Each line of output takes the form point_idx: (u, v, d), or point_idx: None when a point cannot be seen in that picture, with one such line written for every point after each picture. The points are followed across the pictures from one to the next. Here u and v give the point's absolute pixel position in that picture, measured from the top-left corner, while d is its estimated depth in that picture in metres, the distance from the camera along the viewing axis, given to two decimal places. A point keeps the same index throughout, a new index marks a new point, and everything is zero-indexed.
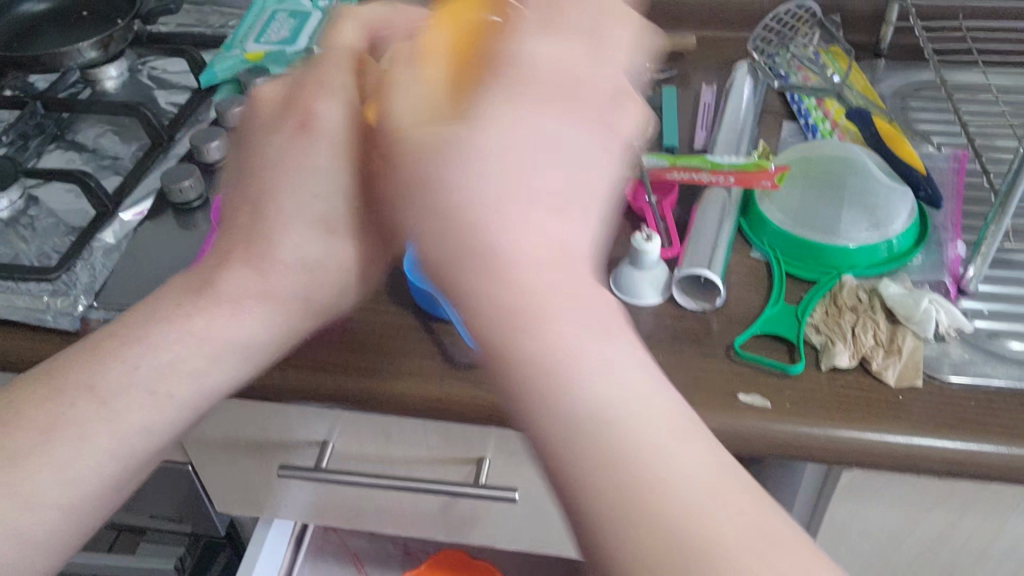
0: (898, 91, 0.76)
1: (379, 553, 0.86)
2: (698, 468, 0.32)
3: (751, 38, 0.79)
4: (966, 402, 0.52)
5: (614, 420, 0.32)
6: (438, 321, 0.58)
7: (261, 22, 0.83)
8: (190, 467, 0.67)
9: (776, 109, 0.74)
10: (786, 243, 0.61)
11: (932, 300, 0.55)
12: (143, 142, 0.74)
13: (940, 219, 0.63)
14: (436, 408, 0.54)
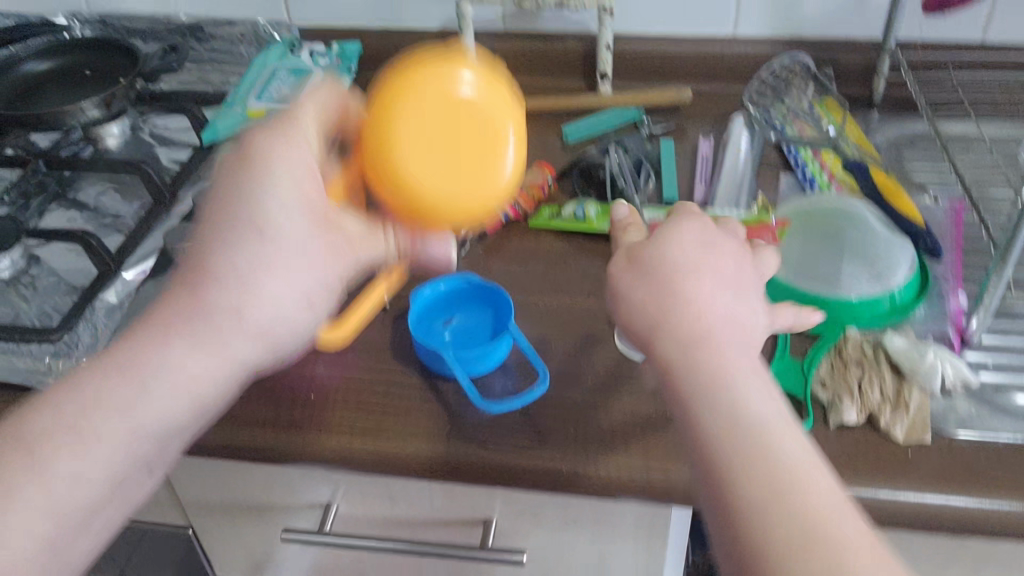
0: (893, 142, 0.77)
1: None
2: None
3: (746, 92, 0.81)
4: (975, 457, 0.52)
5: (792, 487, 0.39)
6: (444, 380, 0.58)
7: (263, 79, 0.84)
8: (192, 529, 0.66)
9: (774, 162, 0.75)
10: (788, 294, 0.60)
11: (937, 353, 0.56)
12: (145, 200, 0.74)
13: (941, 269, 0.63)
14: (441, 470, 0.53)
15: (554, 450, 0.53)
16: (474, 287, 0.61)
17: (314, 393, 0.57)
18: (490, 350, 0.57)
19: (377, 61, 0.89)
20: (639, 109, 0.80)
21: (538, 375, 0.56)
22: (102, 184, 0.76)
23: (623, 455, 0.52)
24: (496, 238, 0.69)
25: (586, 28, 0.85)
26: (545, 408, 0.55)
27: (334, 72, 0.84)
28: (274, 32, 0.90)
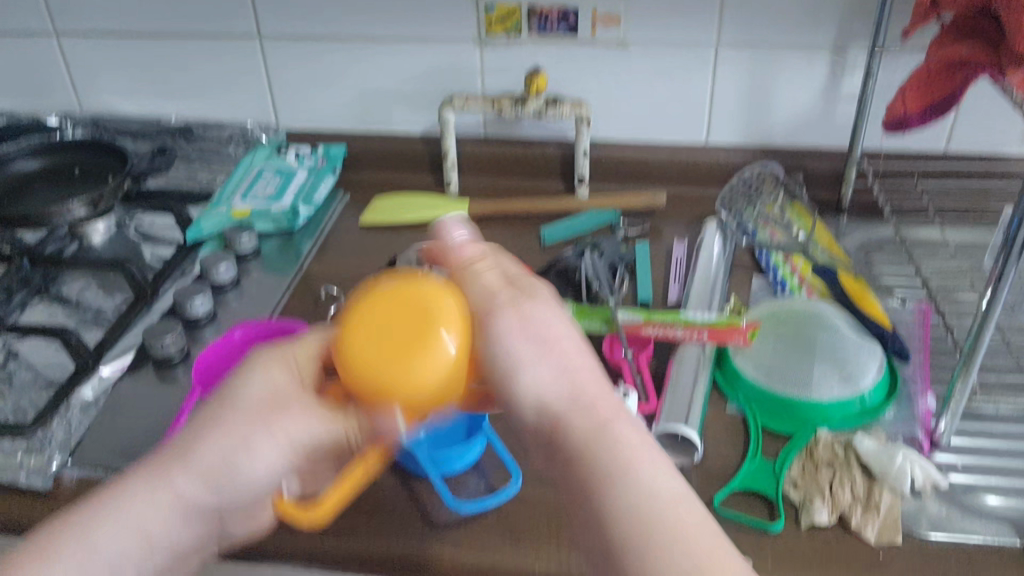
0: (862, 245, 0.80)
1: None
2: None
3: (718, 198, 0.82)
4: (948, 559, 0.52)
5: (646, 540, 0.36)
6: (418, 479, 0.57)
7: (250, 180, 0.86)
8: None
9: (746, 264, 0.77)
10: (759, 396, 0.62)
11: (906, 455, 0.56)
12: (126, 295, 0.75)
13: (909, 371, 0.65)
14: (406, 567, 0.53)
15: (525, 549, 0.53)
16: None
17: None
18: (465, 449, 0.57)
19: (362, 163, 0.92)
20: (615, 212, 0.82)
21: (512, 475, 0.56)
22: (85, 280, 0.77)
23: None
24: None
25: (564, 135, 0.88)
26: (518, 508, 0.55)
27: (318, 174, 0.87)
28: (262, 135, 0.93)
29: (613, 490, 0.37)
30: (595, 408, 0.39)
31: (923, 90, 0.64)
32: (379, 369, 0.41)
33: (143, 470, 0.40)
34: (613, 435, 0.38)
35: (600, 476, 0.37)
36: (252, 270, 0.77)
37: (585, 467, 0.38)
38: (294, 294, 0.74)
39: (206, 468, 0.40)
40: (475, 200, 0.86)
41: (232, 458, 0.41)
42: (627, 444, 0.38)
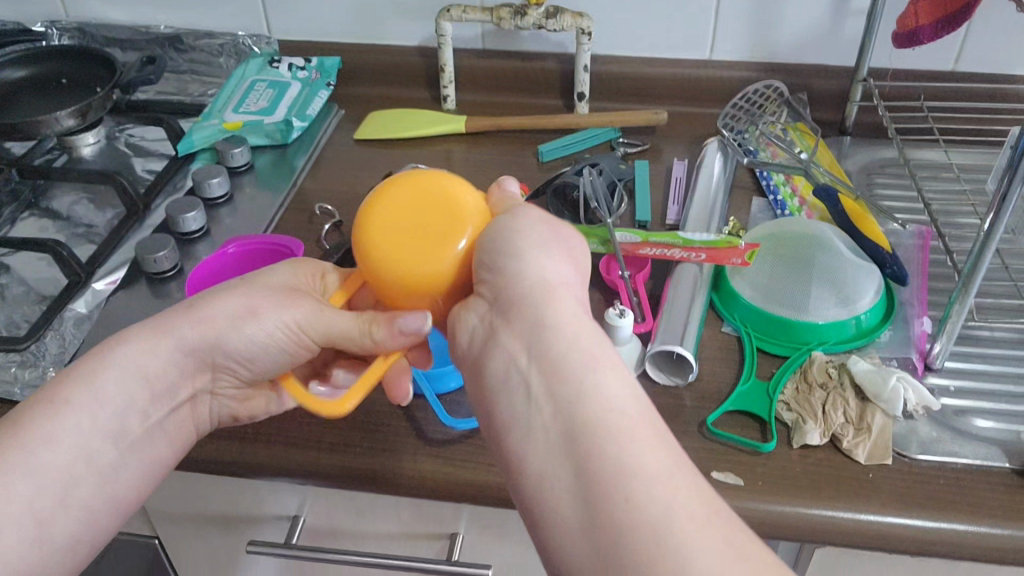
0: (864, 167, 0.78)
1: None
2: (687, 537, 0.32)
3: (720, 116, 0.81)
4: (935, 479, 0.52)
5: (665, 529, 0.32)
6: (413, 396, 0.58)
7: (241, 92, 0.84)
8: (158, 540, 0.66)
9: (746, 184, 0.76)
10: (755, 317, 0.62)
11: (900, 377, 0.56)
12: (118, 209, 0.74)
13: (906, 295, 0.65)
14: (386, 483, 0.54)
15: None
16: None
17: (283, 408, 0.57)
18: (460, 368, 0.57)
19: (356, 76, 0.90)
20: (614, 130, 0.81)
21: None
22: (76, 193, 0.76)
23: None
24: None
25: (564, 49, 0.86)
26: None
27: (312, 87, 0.85)
28: (253, 45, 0.90)
29: (622, 473, 0.33)
30: (617, 404, 0.35)
31: (936, 4, 0.62)
32: (405, 254, 0.42)
33: (153, 321, 0.47)
34: (630, 424, 0.35)
35: (613, 468, 0.34)
36: (245, 185, 0.76)
37: (573, 376, 0.36)
38: (288, 210, 0.73)
39: (209, 323, 0.47)
40: (471, 116, 0.85)
41: (234, 319, 0.47)
42: (641, 428, 0.35)
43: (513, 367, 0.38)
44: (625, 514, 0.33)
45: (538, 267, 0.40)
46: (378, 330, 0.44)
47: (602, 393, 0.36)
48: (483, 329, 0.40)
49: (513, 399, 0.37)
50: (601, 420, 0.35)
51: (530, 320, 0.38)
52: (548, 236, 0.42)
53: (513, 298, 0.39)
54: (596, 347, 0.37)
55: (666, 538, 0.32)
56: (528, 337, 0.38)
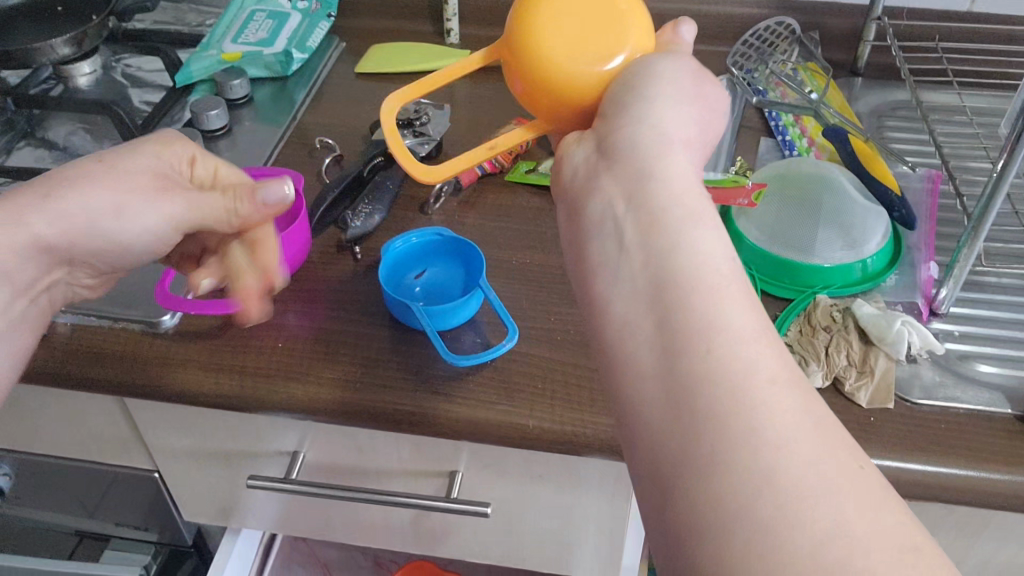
0: (875, 109, 0.77)
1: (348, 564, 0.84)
2: (803, 452, 0.29)
3: (729, 54, 0.78)
4: (937, 424, 0.52)
5: (736, 403, 0.30)
6: (413, 333, 0.57)
7: (240, 22, 0.82)
8: (157, 474, 0.66)
9: (754, 125, 0.74)
10: (760, 258, 0.61)
11: (904, 322, 0.55)
12: (115, 141, 0.73)
13: (913, 239, 0.64)
14: (408, 422, 0.54)
15: (520, 406, 0.53)
16: (446, 240, 0.60)
17: (284, 343, 0.57)
18: (462, 305, 0.56)
19: (357, 9, 0.88)
20: None
21: (508, 330, 0.56)
22: (72, 123, 0.75)
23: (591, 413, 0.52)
24: (471, 192, 0.68)
25: None
26: (513, 363, 0.55)
27: (312, 18, 0.83)
28: None
29: (711, 335, 0.31)
30: (715, 269, 0.33)
31: None
32: (587, 47, 0.43)
33: (10, 200, 0.46)
34: (724, 288, 0.33)
35: (702, 327, 0.32)
36: (244, 118, 0.75)
37: (681, 257, 0.33)
38: (287, 144, 0.72)
39: (69, 215, 0.47)
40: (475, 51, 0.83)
41: (100, 211, 0.48)
42: (733, 291, 0.33)
43: (611, 218, 0.36)
44: (707, 382, 0.30)
45: (658, 120, 0.38)
46: (241, 209, 0.50)
47: (701, 252, 0.34)
48: (587, 165, 0.39)
49: (606, 246, 0.36)
50: (686, 270, 0.33)
51: (636, 168, 0.36)
52: (694, 97, 0.39)
53: (663, 151, 0.37)
54: (701, 209, 0.35)
55: (747, 409, 0.30)
56: (626, 185, 0.36)
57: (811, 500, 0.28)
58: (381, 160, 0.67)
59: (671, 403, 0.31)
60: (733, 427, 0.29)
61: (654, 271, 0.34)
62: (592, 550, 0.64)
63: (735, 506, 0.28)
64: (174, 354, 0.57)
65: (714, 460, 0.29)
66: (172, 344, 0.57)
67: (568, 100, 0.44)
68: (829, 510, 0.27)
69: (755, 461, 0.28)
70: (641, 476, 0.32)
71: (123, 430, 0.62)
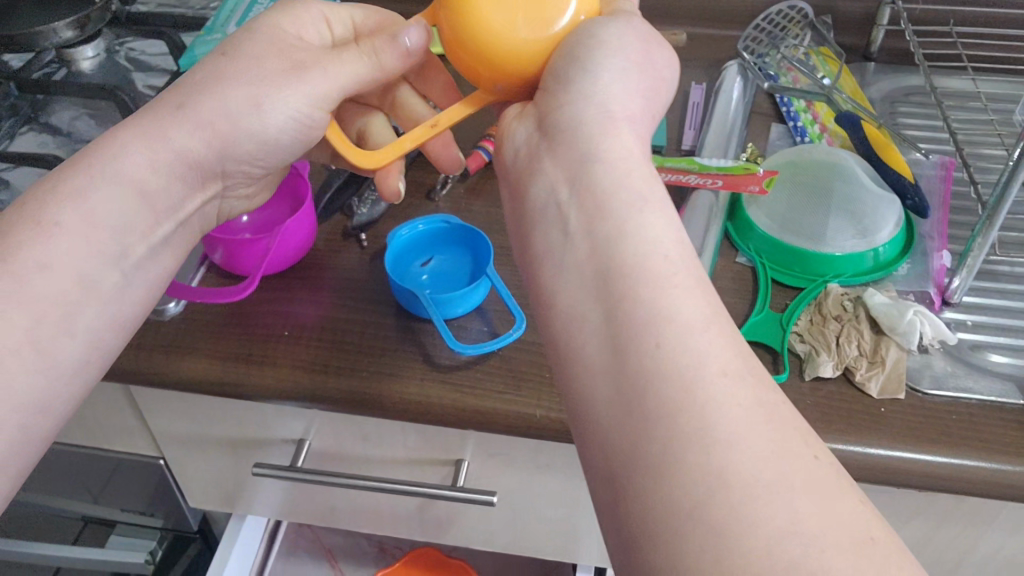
0: (888, 95, 0.76)
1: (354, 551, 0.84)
2: (757, 445, 0.29)
3: (741, 38, 0.78)
4: (948, 415, 0.52)
5: (689, 396, 0.30)
6: (420, 321, 0.57)
7: (245, 5, 0.81)
8: (163, 461, 0.66)
9: (765, 111, 0.73)
10: (771, 247, 0.60)
11: (917, 311, 0.54)
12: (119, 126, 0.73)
13: (926, 228, 0.63)
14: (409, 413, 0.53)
15: (526, 395, 0.53)
16: (453, 228, 0.59)
17: (286, 331, 0.57)
18: (468, 294, 0.56)
19: None
20: None
21: (515, 318, 0.56)
22: (76, 108, 0.74)
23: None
24: (478, 178, 0.67)
25: None
26: (520, 351, 0.55)
27: None
28: None
29: (663, 328, 0.32)
30: (660, 257, 0.34)
31: None
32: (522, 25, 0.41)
33: (146, 120, 0.45)
34: (672, 277, 0.34)
35: (650, 317, 0.32)
36: None
37: (629, 245, 0.34)
38: None
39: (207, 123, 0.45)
40: None
41: (241, 109, 0.46)
42: (682, 278, 0.34)
43: (556, 204, 0.38)
44: (660, 377, 0.31)
45: (603, 94, 0.39)
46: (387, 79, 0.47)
47: (644, 241, 0.34)
48: (530, 147, 0.41)
49: (551, 229, 0.37)
50: (634, 263, 0.34)
51: (581, 150, 0.38)
52: (639, 59, 0.41)
53: (604, 128, 0.38)
54: (647, 188, 0.37)
55: (698, 405, 0.30)
56: (569, 169, 0.38)
57: (765, 494, 0.28)
58: None
59: (619, 396, 0.32)
60: (676, 418, 0.30)
61: (600, 266, 0.35)
62: (598, 539, 0.63)
63: (686, 503, 0.28)
64: (176, 341, 0.56)
65: (662, 453, 0.29)
66: (174, 331, 0.57)
67: (517, 69, 0.43)
68: (785, 506, 0.28)
69: (703, 454, 0.29)
70: (594, 477, 0.32)
71: (128, 418, 0.62)
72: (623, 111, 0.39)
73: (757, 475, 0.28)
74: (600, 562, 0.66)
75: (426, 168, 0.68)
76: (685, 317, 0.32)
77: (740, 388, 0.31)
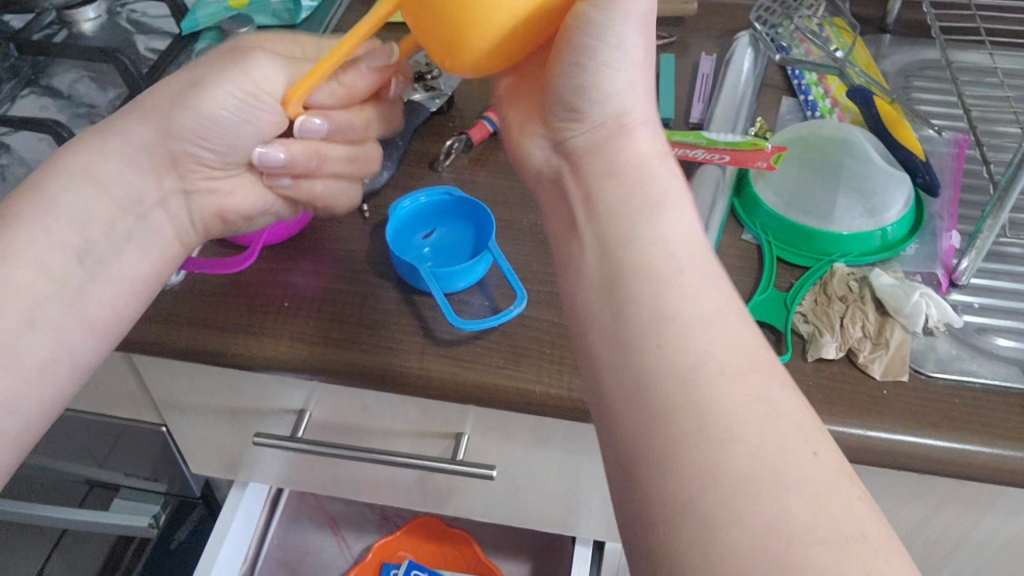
0: (902, 68, 0.74)
1: (356, 517, 0.83)
2: (764, 438, 0.29)
3: (753, 7, 0.76)
4: (951, 399, 0.51)
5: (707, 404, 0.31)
6: (421, 295, 0.56)
7: None
8: (165, 428, 0.66)
9: (776, 84, 0.72)
10: (777, 224, 0.59)
11: (924, 293, 0.54)
12: (121, 90, 0.72)
13: (936, 207, 0.62)
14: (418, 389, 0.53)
15: (526, 370, 0.52)
16: (455, 200, 0.59)
17: (285, 301, 0.57)
18: (470, 268, 0.55)
19: None
20: None
21: (516, 294, 0.55)
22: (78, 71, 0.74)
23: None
24: (483, 149, 0.66)
25: None
26: (521, 327, 0.54)
27: None
28: None
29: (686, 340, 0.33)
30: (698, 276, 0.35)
31: None
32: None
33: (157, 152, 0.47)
34: (683, 280, 0.35)
35: (655, 319, 0.34)
36: None
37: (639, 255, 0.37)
38: None
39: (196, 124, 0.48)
40: None
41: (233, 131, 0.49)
42: (690, 279, 0.35)
43: (575, 227, 0.41)
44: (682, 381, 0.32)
45: (617, 96, 0.42)
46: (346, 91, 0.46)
47: (673, 246, 0.36)
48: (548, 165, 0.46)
49: (574, 250, 0.40)
50: (641, 267, 0.36)
51: (614, 164, 0.41)
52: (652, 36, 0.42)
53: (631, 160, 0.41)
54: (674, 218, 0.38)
55: (716, 404, 0.31)
56: (581, 190, 0.42)
57: (773, 495, 0.28)
58: None
59: (632, 396, 0.32)
60: (683, 412, 0.31)
61: (633, 279, 0.35)
62: (597, 513, 0.64)
63: (687, 497, 0.29)
64: (181, 310, 0.56)
65: (666, 449, 0.30)
66: (174, 302, 0.57)
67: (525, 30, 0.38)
68: (784, 506, 0.28)
69: (711, 451, 0.29)
70: (611, 472, 0.32)
71: (130, 386, 0.62)
72: (631, 113, 0.42)
73: (762, 469, 0.29)
74: (599, 535, 0.67)
75: (430, 138, 0.67)
76: (697, 318, 0.34)
77: (751, 387, 0.31)
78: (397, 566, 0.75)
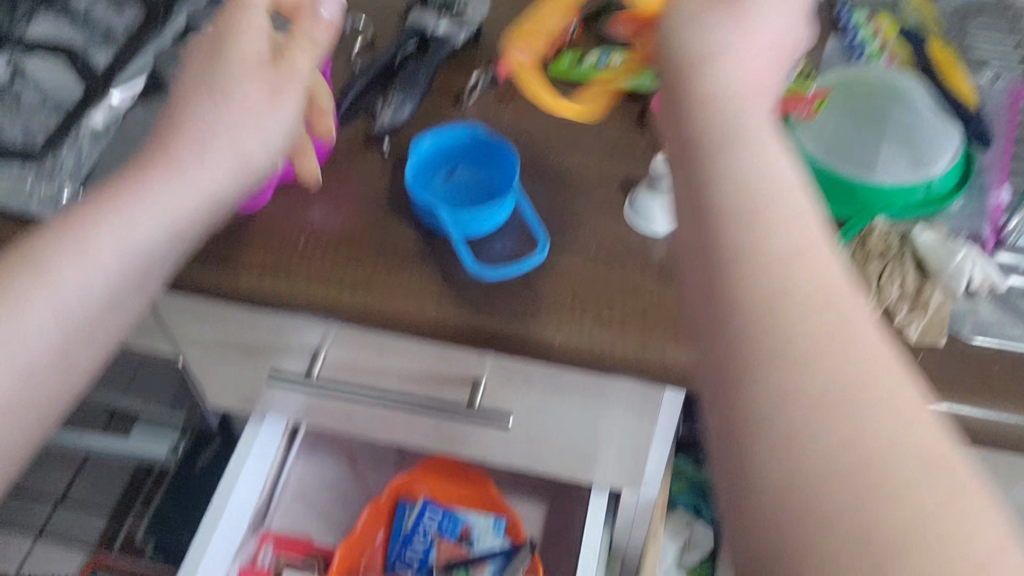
0: (960, 7, 0.70)
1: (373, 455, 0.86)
2: (889, 428, 0.27)
3: None
4: (989, 365, 0.49)
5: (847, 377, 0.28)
6: (442, 237, 0.55)
7: None
8: (181, 362, 0.66)
9: (822, 22, 0.68)
10: (814, 172, 0.56)
11: (967, 253, 0.52)
12: (138, 13, 0.69)
13: (987, 160, 0.58)
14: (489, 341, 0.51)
15: (547, 318, 0.51)
16: (478, 140, 0.57)
17: (337, 245, 0.55)
18: (492, 212, 0.53)
19: None
20: None
21: (539, 241, 0.53)
22: None
23: (638, 334, 0.50)
24: (510, 85, 0.64)
25: None
26: (545, 274, 0.53)
27: None
28: None
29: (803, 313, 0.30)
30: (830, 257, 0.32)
31: None
32: None
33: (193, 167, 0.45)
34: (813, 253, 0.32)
35: (758, 316, 0.30)
36: None
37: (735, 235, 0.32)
38: None
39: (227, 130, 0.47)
40: None
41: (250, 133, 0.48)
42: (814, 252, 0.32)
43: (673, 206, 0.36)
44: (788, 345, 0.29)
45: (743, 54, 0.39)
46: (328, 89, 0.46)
47: (792, 223, 0.33)
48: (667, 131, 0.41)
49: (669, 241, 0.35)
50: (734, 253, 0.32)
51: (724, 117, 0.36)
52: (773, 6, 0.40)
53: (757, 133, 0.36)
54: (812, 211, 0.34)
55: (820, 381, 0.28)
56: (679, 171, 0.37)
57: (919, 489, 0.25)
58: (415, 47, 0.63)
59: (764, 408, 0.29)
60: (800, 422, 0.27)
61: (708, 233, 0.33)
62: (615, 463, 0.63)
63: (780, 477, 0.27)
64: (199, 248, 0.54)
65: (792, 469, 0.27)
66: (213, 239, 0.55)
67: None
68: (920, 495, 0.25)
69: (851, 460, 0.26)
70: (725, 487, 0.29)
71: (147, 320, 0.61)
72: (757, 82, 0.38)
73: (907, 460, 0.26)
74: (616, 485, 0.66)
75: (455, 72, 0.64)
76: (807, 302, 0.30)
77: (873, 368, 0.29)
78: (412, 505, 0.76)
